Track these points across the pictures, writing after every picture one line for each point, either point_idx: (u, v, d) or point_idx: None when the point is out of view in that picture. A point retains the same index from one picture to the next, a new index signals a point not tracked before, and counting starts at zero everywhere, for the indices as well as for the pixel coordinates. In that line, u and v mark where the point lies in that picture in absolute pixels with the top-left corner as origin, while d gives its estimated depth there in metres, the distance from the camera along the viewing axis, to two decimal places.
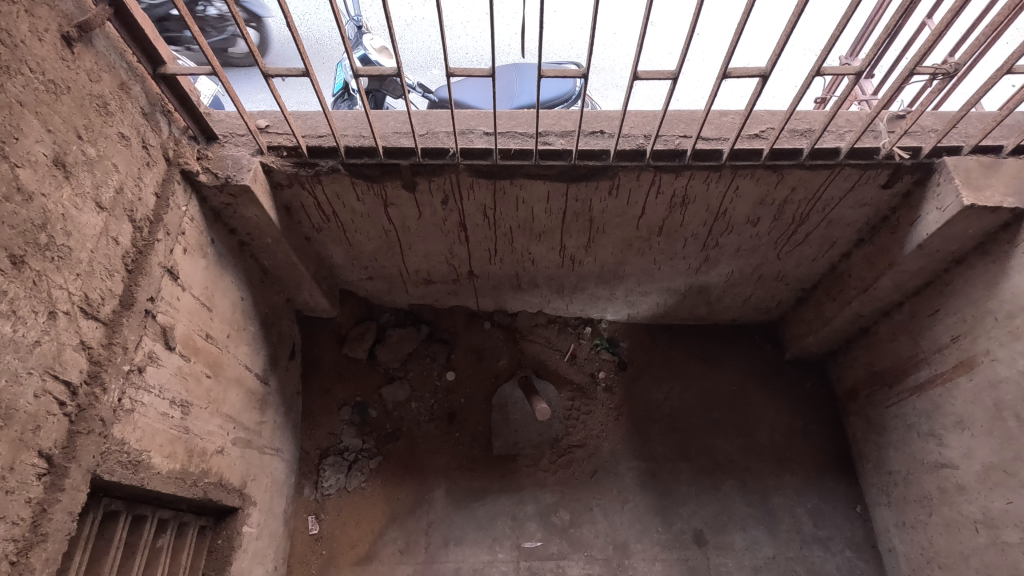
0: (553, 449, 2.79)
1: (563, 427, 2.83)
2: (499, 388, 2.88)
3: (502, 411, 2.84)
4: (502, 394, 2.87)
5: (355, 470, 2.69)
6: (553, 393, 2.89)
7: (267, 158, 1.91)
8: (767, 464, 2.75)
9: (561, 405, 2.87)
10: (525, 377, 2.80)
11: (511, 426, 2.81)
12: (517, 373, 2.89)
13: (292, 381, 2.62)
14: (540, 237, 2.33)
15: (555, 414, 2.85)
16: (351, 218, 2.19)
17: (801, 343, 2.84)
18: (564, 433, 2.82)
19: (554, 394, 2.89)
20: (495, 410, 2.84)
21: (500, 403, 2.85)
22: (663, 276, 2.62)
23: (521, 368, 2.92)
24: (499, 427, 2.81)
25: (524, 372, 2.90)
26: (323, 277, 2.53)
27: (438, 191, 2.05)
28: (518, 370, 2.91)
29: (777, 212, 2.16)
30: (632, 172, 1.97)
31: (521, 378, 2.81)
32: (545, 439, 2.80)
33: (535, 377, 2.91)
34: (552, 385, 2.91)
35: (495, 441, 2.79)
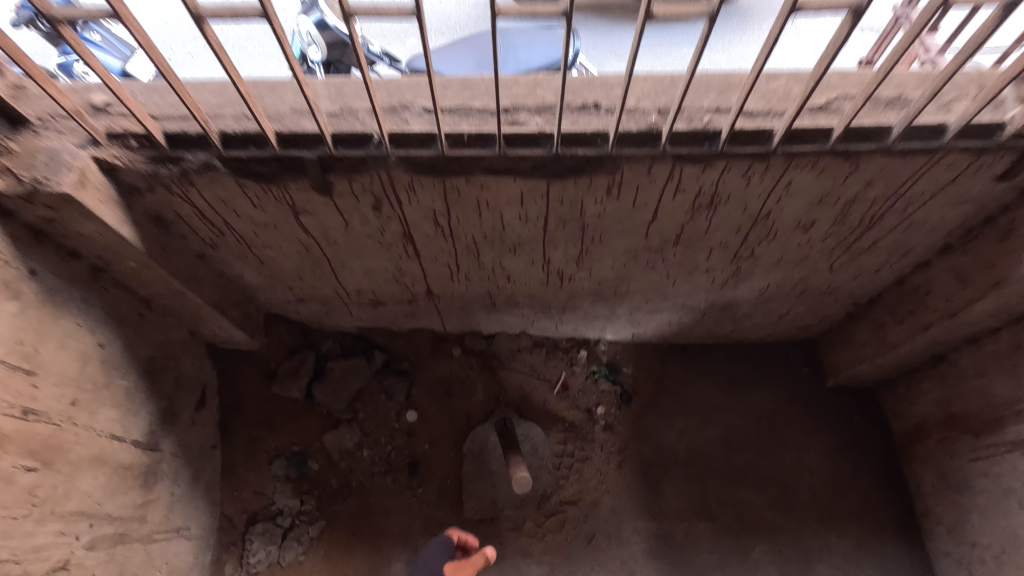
0: (541, 509, 2.23)
1: (552, 481, 2.26)
2: (473, 434, 2.31)
3: (476, 463, 2.27)
4: (476, 441, 2.30)
5: (291, 540, 2.14)
6: (541, 439, 2.32)
7: (106, 150, 1.29)
8: (808, 524, 2.20)
9: (550, 453, 2.30)
10: (505, 424, 2.22)
11: (487, 482, 2.25)
12: (495, 415, 2.31)
13: (203, 433, 2.05)
14: (514, 249, 1.73)
15: (543, 465, 2.28)
16: (252, 230, 1.59)
17: (850, 371, 2.26)
18: (554, 489, 2.26)
19: (541, 440, 2.31)
20: (467, 462, 2.27)
21: (474, 452, 2.29)
22: (678, 292, 2.03)
23: (500, 408, 2.34)
24: (472, 484, 2.25)
25: (503, 413, 2.32)
26: (234, 303, 1.94)
27: (366, 194, 1.44)
28: (497, 411, 2.33)
29: (840, 214, 1.56)
30: (641, 164, 1.36)
31: (499, 424, 2.23)
32: (530, 496, 2.24)
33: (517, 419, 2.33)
34: (538, 428, 2.33)
35: (468, 502, 2.23)
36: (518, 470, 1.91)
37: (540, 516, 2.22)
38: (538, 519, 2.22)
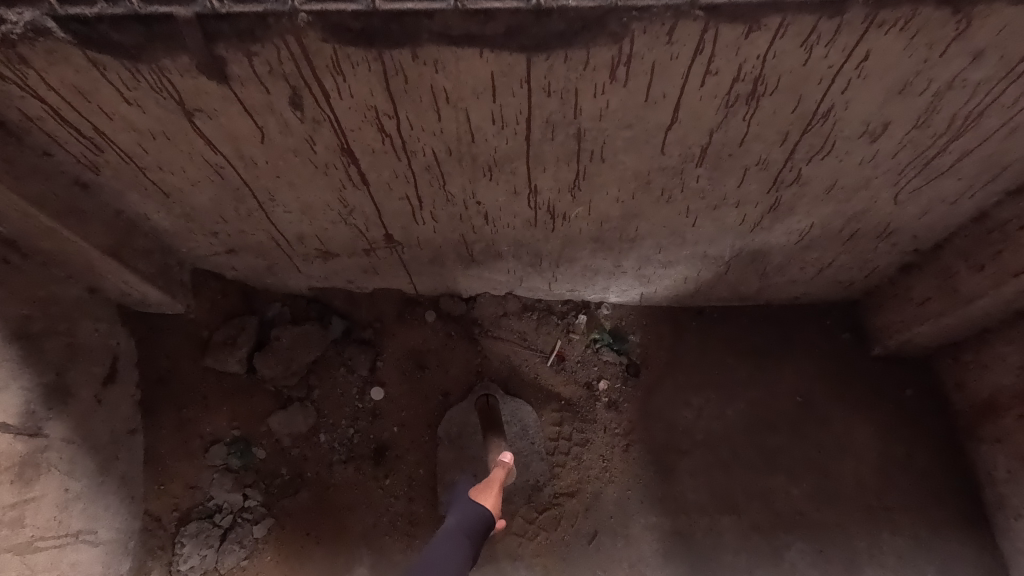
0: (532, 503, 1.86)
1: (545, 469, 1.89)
2: (450, 413, 1.93)
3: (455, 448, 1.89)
4: (455, 422, 1.92)
5: (230, 542, 1.76)
6: (532, 420, 1.94)
7: None
8: (854, 518, 1.82)
9: (542, 436, 1.93)
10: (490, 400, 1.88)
11: (467, 472, 1.86)
12: (479, 393, 1.94)
13: (115, 414, 1.67)
14: (490, 172, 1.33)
15: (534, 449, 1.90)
16: (135, 141, 1.19)
17: (906, 335, 1.87)
18: (547, 478, 1.88)
19: (533, 421, 1.94)
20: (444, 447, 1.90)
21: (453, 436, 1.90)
22: (698, 236, 1.63)
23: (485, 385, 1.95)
24: (449, 474, 1.87)
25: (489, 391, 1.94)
26: (142, 252, 1.55)
27: (276, 79, 1.04)
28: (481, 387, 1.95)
29: (926, 110, 1.16)
30: (659, 25, 0.95)
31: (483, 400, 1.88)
32: (520, 488, 1.87)
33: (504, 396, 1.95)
34: (529, 408, 1.95)
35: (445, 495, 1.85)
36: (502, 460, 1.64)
37: (530, 511, 1.85)
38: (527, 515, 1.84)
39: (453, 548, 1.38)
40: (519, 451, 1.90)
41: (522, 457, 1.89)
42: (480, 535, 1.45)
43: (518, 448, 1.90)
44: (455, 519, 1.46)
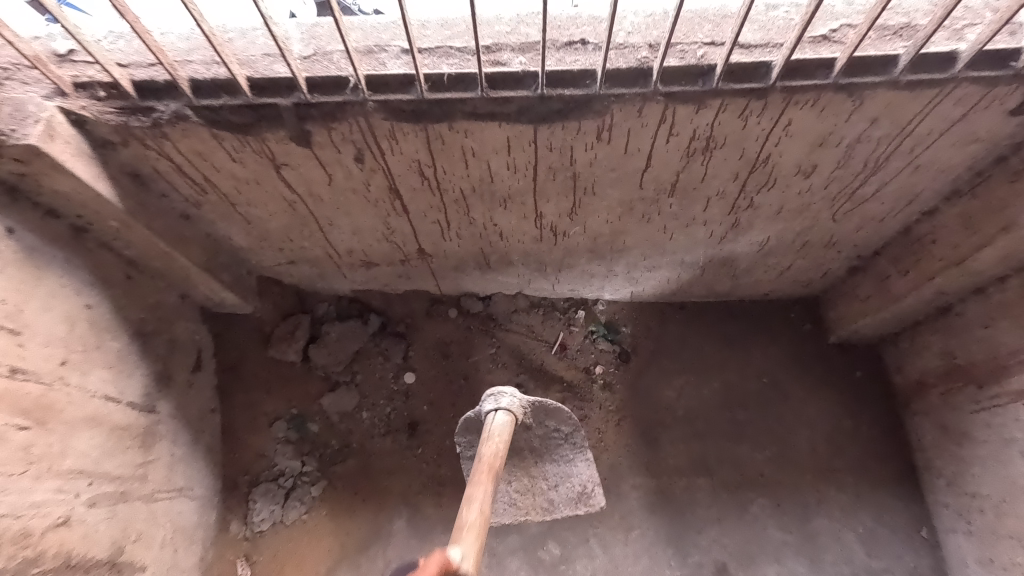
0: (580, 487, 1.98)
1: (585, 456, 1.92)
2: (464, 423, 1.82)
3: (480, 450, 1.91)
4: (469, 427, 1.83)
5: (293, 500, 2.15)
6: (562, 415, 1.78)
7: (74, 101, 1.26)
8: (807, 478, 2.19)
9: (573, 433, 1.86)
10: (503, 428, 1.66)
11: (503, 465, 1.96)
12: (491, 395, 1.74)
13: (201, 396, 2.05)
14: (505, 202, 1.68)
15: (568, 441, 1.86)
16: (234, 186, 1.55)
17: (852, 326, 2.22)
18: (590, 464, 1.94)
19: (567, 421, 1.80)
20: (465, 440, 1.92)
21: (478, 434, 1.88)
22: (675, 247, 1.98)
23: (492, 398, 1.71)
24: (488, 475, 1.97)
25: (509, 394, 1.71)
26: (223, 265, 1.91)
27: (346, 144, 1.39)
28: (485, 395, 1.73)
29: (842, 156, 1.49)
30: (631, 105, 1.30)
31: (494, 430, 1.66)
32: (567, 478, 1.96)
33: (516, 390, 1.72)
34: (552, 403, 1.73)
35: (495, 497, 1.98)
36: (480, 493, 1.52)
37: (586, 500, 2.04)
38: (582, 506, 2.06)
39: None
40: (559, 447, 1.89)
41: (558, 451, 1.89)
42: None
43: (558, 447, 1.89)
44: None
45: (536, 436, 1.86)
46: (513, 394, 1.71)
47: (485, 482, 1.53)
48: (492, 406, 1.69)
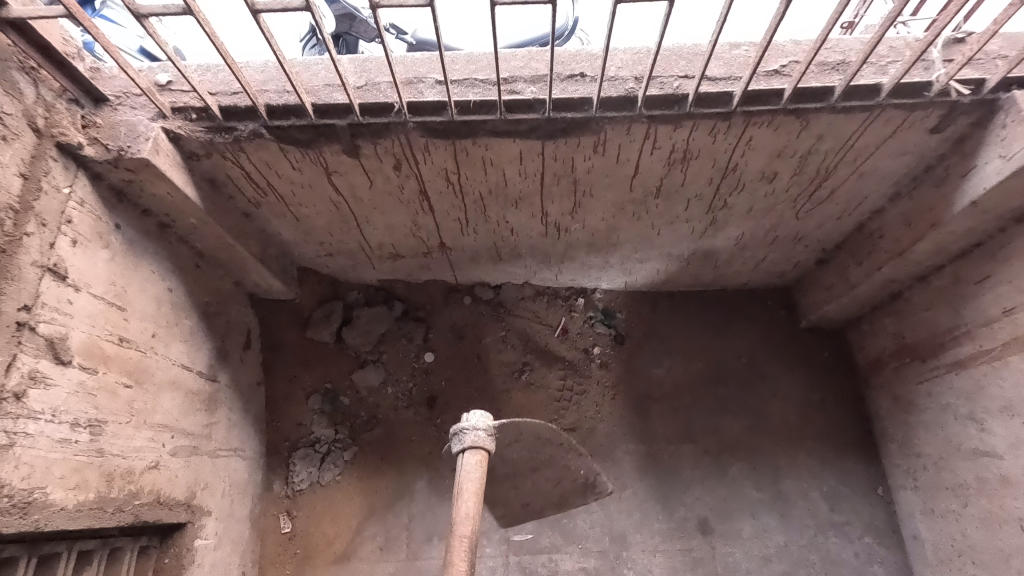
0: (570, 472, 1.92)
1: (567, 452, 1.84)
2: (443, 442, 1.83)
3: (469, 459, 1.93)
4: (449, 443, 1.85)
5: (329, 463, 2.47)
6: (530, 430, 1.75)
7: (172, 122, 1.56)
8: (779, 445, 2.50)
9: (554, 438, 1.79)
10: (472, 466, 1.65)
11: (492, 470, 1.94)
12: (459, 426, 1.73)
13: (250, 371, 2.36)
14: (516, 203, 1.99)
15: (550, 445, 1.83)
16: (291, 189, 1.85)
17: (819, 312, 2.52)
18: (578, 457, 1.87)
19: (543, 427, 1.77)
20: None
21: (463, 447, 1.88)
22: (662, 241, 2.29)
23: (458, 439, 1.69)
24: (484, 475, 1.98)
25: (475, 428, 1.67)
26: (272, 257, 2.22)
27: (387, 156, 1.70)
28: (452, 431, 1.71)
29: (798, 166, 1.79)
30: (621, 125, 1.60)
31: (466, 468, 1.67)
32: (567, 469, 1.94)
33: (477, 424, 1.69)
34: (515, 422, 1.73)
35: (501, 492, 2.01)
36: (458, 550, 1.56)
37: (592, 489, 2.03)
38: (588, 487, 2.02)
39: None
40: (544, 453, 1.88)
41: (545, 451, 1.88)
42: None
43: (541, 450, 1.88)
44: None
45: (516, 448, 1.83)
46: (476, 427, 1.67)
47: (466, 551, 1.56)
48: (458, 446, 1.69)
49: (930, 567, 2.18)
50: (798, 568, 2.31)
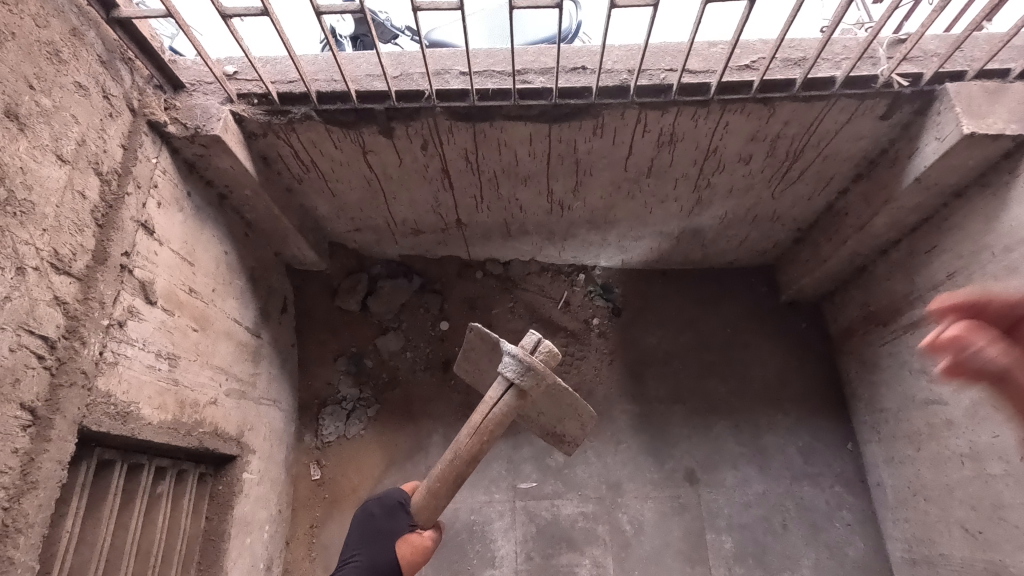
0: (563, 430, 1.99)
1: (575, 426, 1.93)
2: (485, 333, 1.82)
3: (475, 355, 1.97)
4: (485, 338, 1.86)
5: (354, 418, 2.73)
6: (570, 397, 1.81)
7: (237, 106, 1.87)
8: (759, 405, 2.77)
9: (580, 411, 1.86)
10: (506, 405, 1.75)
11: (487, 372, 2.02)
12: (522, 348, 1.74)
13: (285, 333, 2.64)
14: (526, 181, 2.27)
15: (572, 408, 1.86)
16: (331, 167, 2.14)
17: (796, 286, 2.80)
18: (580, 431, 1.96)
19: (580, 403, 1.83)
20: (471, 342, 1.92)
21: (483, 345, 1.90)
22: (654, 220, 2.57)
23: (519, 364, 1.72)
24: (477, 369, 2.04)
25: (533, 369, 1.70)
26: (309, 230, 2.51)
27: (416, 137, 1.99)
28: (514, 350, 1.72)
29: (770, 148, 2.07)
30: (616, 110, 1.89)
31: (501, 397, 1.76)
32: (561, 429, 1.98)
33: (542, 368, 1.72)
34: (565, 390, 1.77)
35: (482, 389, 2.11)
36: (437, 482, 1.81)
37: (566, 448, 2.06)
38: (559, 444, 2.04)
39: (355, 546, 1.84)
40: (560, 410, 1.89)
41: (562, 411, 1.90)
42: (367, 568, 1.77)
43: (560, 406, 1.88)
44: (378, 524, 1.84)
45: (546, 398, 1.84)
46: (536, 370, 1.71)
47: (449, 487, 1.80)
48: (508, 370, 1.74)
49: (892, 509, 2.45)
50: (775, 512, 2.58)
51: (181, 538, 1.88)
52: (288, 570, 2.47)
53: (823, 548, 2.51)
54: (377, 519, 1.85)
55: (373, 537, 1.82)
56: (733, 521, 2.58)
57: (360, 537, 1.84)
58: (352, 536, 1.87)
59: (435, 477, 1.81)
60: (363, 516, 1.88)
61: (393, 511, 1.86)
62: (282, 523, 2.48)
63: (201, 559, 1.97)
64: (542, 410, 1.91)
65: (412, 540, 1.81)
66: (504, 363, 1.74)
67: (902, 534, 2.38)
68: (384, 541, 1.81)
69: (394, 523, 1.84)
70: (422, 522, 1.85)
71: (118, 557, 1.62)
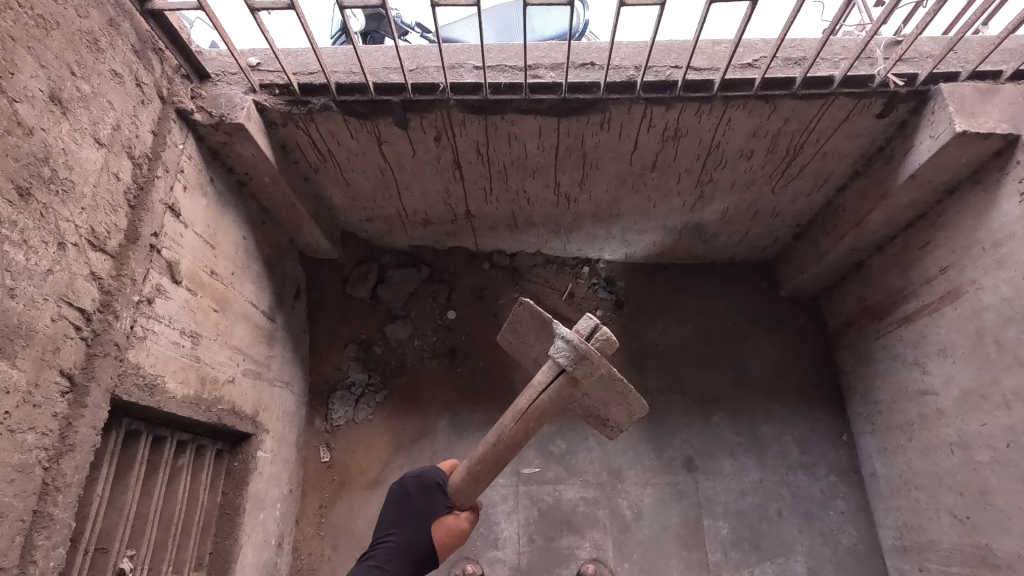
0: (609, 416, 2.00)
1: (621, 413, 1.93)
2: (536, 310, 1.88)
3: (522, 327, 2.01)
4: (536, 314, 1.90)
5: (363, 403, 2.80)
6: (621, 386, 1.81)
7: (260, 96, 1.96)
8: (758, 397, 2.85)
9: (629, 400, 1.86)
10: (554, 391, 1.79)
11: (534, 344, 2.06)
12: (576, 334, 1.76)
13: (298, 318, 2.72)
14: (535, 174, 2.34)
15: (622, 397, 1.84)
16: (347, 156, 2.22)
17: (795, 281, 2.87)
18: (626, 418, 1.96)
19: (632, 395, 1.82)
20: (520, 315, 1.96)
21: (536, 322, 1.93)
22: (658, 214, 2.64)
23: (573, 351, 1.74)
24: (521, 341, 2.09)
25: (585, 358, 1.73)
26: (322, 218, 2.59)
27: (430, 129, 2.07)
28: (568, 335, 1.74)
29: (771, 144, 2.15)
30: (623, 105, 1.97)
31: (550, 382, 1.80)
32: (607, 415, 1.98)
33: (596, 357, 1.73)
34: (619, 380, 1.77)
35: (524, 359, 2.17)
36: (478, 467, 1.87)
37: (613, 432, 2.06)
38: (606, 429, 2.06)
39: (395, 521, 1.94)
40: (610, 399, 1.89)
41: (609, 399, 1.90)
42: (406, 546, 1.89)
43: (611, 395, 1.86)
44: (417, 505, 1.93)
45: (597, 389, 1.85)
46: (590, 359, 1.73)
47: (489, 471, 1.87)
48: (560, 355, 1.76)
49: (885, 498, 2.52)
50: (770, 500, 2.66)
51: (199, 510, 1.95)
52: (297, 548, 2.55)
53: (817, 535, 2.59)
54: (414, 499, 1.95)
55: (410, 516, 1.92)
56: (730, 508, 2.65)
57: (397, 516, 1.94)
58: (388, 512, 1.98)
59: (477, 460, 1.87)
60: (402, 493, 1.97)
61: (431, 492, 1.94)
62: (293, 502, 2.55)
63: (217, 531, 2.05)
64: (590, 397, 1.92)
65: (447, 523, 1.91)
66: (557, 348, 1.77)
67: (894, 522, 2.45)
68: (422, 521, 1.91)
69: (432, 504, 1.93)
70: (458, 504, 1.94)
71: (142, 524, 1.69)
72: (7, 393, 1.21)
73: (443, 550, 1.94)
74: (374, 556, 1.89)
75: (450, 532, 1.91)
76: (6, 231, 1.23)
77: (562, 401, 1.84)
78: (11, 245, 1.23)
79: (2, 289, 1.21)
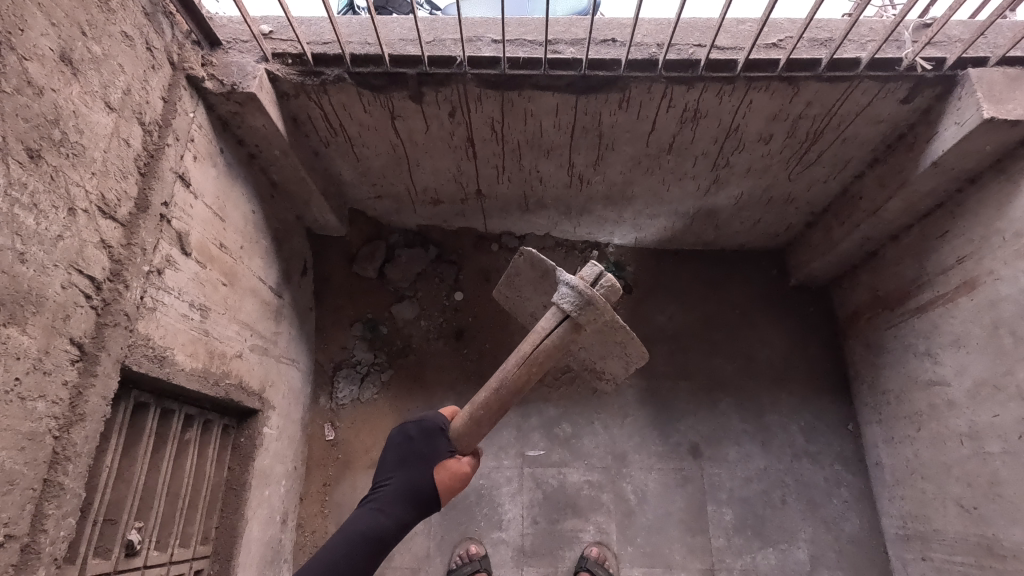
0: (603, 368, 2.07)
1: (618, 365, 1.99)
2: (538, 259, 1.85)
3: (520, 279, 2.00)
4: (537, 264, 1.88)
5: (368, 382, 2.78)
6: (620, 334, 1.84)
7: (272, 65, 1.91)
8: (764, 385, 2.84)
9: (628, 350, 1.90)
10: (559, 336, 1.77)
11: (531, 298, 2.06)
12: (581, 280, 1.75)
13: (304, 295, 2.70)
14: (548, 153, 2.30)
15: (620, 345, 1.89)
16: (359, 131, 2.17)
17: (806, 270, 2.85)
18: (622, 370, 2.03)
19: (631, 341, 1.86)
20: (520, 267, 1.94)
21: (533, 273, 1.93)
22: (671, 198, 2.61)
23: (577, 294, 1.73)
24: (518, 295, 2.08)
25: (591, 303, 1.72)
26: (331, 195, 2.55)
27: (444, 103, 2.03)
28: (573, 281, 1.74)
29: (790, 128, 2.11)
30: (644, 84, 1.94)
31: (555, 328, 1.78)
32: (602, 365, 2.04)
33: (600, 299, 1.73)
34: (621, 325, 1.79)
35: (521, 316, 2.18)
36: (480, 414, 1.85)
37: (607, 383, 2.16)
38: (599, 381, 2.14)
39: (393, 466, 1.90)
40: (609, 348, 1.93)
41: (607, 348, 1.93)
42: (406, 489, 1.84)
43: (609, 343, 1.90)
44: (418, 448, 1.89)
45: (597, 335, 1.87)
46: (594, 302, 1.72)
47: (492, 415, 1.85)
48: (565, 301, 1.75)
49: (889, 487, 2.53)
50: (774, 487, 2.66)
51: (206, 484, 1.94)
52: (301, 525, 2.55)
53: (820, 523, 2.60)
54: (416, 443, 1.90)
55: (412, 459, 1.88)
56: (734, 494, 2.66)
57: (398, 461, 1.90)
58: (389, 457, 1.93)
59: (479, 404, 1.85)
60: (403, 438, 1.93)
61: (432, 436, 1.90)
62: (297, 479, 2.54)
63: (224, 505, 2.04)
64: (588, 346, 1.96)
65: (450, 467, 1.87)
66: (562, 293, 1.76)
67: (898, 512, 2.45)
68: (424, 465, 1.87)
69: (434, 448, 1.89)
70: (460, 448, 1.91)
71: (150, 496, 1.68)
72: (17, 358, 1.19)
73: (446, 495, 1.89)
74: (374, 500, 1.86)
75: (453, 474, 1.86)
76: (16, 194, 1.19)
77: (565, 348, 1.83)
78: (22, 209, 1.20)
79: (12, 253, 1.18)
